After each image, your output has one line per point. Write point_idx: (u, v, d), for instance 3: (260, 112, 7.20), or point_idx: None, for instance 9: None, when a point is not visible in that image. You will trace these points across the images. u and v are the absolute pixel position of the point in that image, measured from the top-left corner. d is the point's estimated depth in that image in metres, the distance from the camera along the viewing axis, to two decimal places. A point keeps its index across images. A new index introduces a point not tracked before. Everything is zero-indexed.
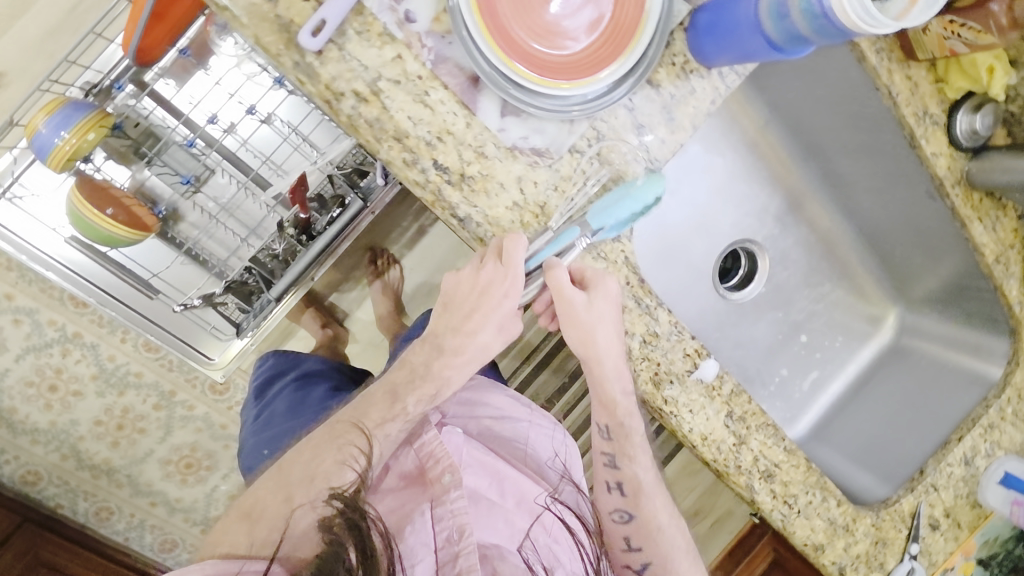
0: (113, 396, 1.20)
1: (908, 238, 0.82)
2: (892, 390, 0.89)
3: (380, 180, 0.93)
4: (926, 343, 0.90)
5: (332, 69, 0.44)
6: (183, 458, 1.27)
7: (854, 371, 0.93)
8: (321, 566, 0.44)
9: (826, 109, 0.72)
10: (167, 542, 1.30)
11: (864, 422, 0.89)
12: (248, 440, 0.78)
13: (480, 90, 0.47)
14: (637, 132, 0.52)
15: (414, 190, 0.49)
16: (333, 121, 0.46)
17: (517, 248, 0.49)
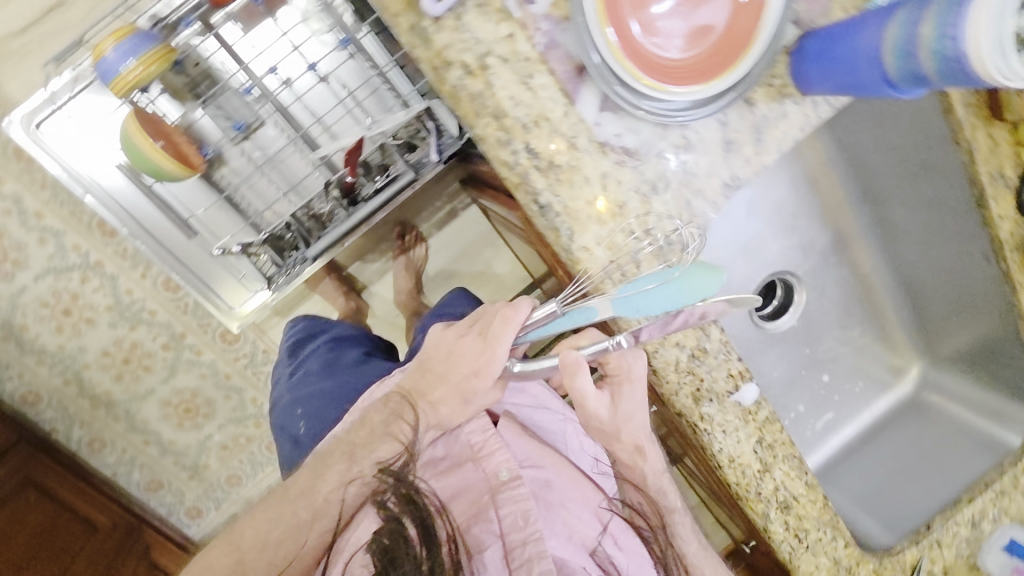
0: (124, 329, 1.19)
1: (948, 297, 0.82)
2: (905, 443, 0.90)
3: (432, 155, 0.91)
4: (948, 401, 0.90)
5: (446, 37, 0.44)
6: (183, 401, 1.26)
7: (869, 419, 0.94)
8: (386, 549, 0.50)
9: (892, 157, 0.74)
10: (153, 483, 1.30)
11: (873, 470, 0.89)
12: (282, 395, 0.80)
13: (584, 80, 0.47)
14: (725, 148, 0.52)
15: (500, 170, 0.49)
16: (436, 89, 0.46)
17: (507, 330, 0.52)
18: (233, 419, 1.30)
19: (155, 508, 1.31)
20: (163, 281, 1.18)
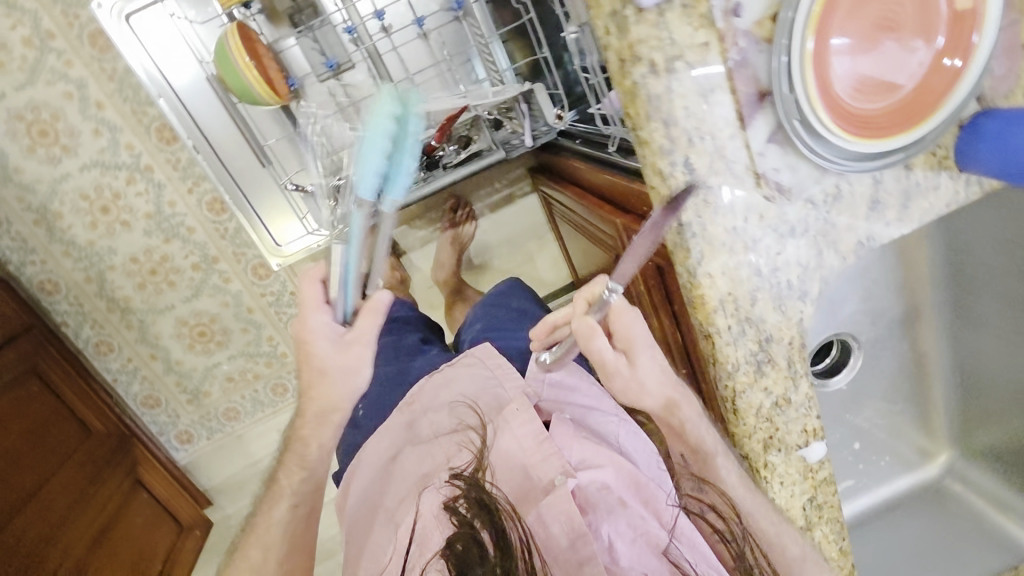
0: (158, 240, 1.15)
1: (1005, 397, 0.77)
2: (921, 526, 0.83)
3: (528, 139, 0.86)
4: (972, 494, 0.83)
5: (643, 31, 0.42)
6: (199, 324, 1.24)
7: (886, 493, 0.84)
8: (463, 556, 0.53)
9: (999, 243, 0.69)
10: (151, 399, 1.27)
11: (886, 552, 0.81)
12: None
13: (763, 107, 0.45)
14: (871, 207, 0.51)
15: (652, 179, 0.47)
16: (616, 83, 0.43)
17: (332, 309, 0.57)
18: (245, 353, 1.28)
19: (148, 423, 1.29)
20: (208, 201, 1.14)
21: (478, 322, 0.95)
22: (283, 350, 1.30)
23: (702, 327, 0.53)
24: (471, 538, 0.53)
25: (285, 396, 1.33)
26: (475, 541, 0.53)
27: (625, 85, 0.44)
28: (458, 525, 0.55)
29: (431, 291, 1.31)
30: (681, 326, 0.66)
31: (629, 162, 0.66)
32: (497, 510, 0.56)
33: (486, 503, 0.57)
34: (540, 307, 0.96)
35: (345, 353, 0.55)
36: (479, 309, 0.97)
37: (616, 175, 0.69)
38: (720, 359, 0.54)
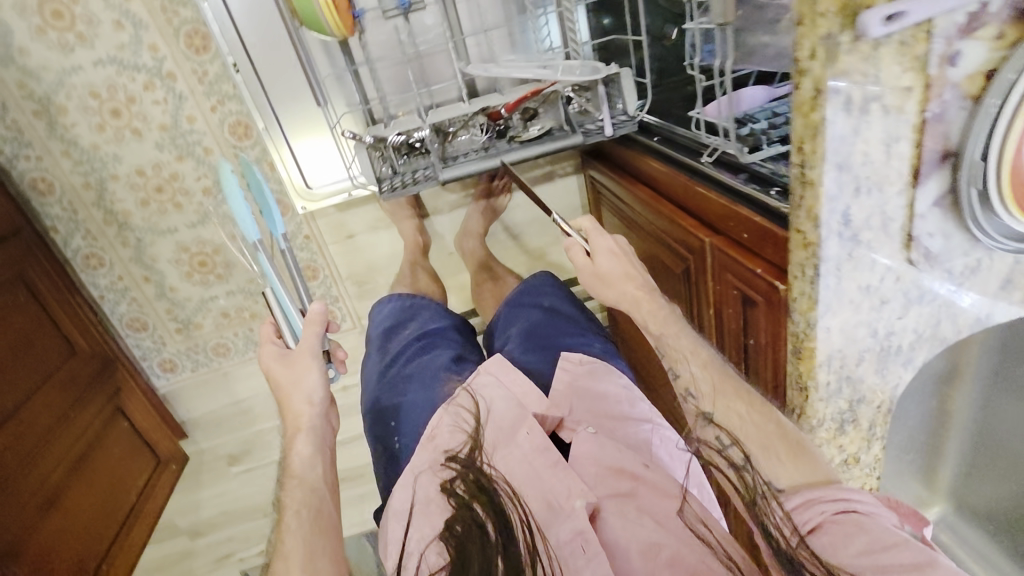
0: (170, 156, 1.05)
1: None
2: None
3: (608, 129, 0.79)
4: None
5: (852, 64, 0.36)
6: (200, 253, 1.15)
7: None
8: (461, 541, 0.53)
9: None
10: (137, 322, 1.19)
11: None
12: (375, 397, 0.78)
13: (942, 168, 0.41)
14: (1003, 287, 0.48)
15: (799, 222, 0.43)
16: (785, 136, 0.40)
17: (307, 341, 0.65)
18: (246, 291, 1.21)
19: (130, 346, 1.21)
20: (231, 124, 1.04)
21: (513, 326, 0.87)
22: None
23: (800, 377, 0.51)
24: (470, 522, 0.54)
25: None
26: (473, 525, 0.53)
27: (809, 117, 0.39)
28: (456, 509, 0.56)
29: (451, 257, 1.24)
30: (751, 360, 0.63)
31: (731, 180, 0.62)
32: (496, 495, 0.56)
33: (483, 488, 0.57)
34: (574, 302, 0.90)
35: (290, 366, 0.62)
36: (508, 310, 0.91)
37: (710, 190, 0.65)
38: (809, 412, 0.53)
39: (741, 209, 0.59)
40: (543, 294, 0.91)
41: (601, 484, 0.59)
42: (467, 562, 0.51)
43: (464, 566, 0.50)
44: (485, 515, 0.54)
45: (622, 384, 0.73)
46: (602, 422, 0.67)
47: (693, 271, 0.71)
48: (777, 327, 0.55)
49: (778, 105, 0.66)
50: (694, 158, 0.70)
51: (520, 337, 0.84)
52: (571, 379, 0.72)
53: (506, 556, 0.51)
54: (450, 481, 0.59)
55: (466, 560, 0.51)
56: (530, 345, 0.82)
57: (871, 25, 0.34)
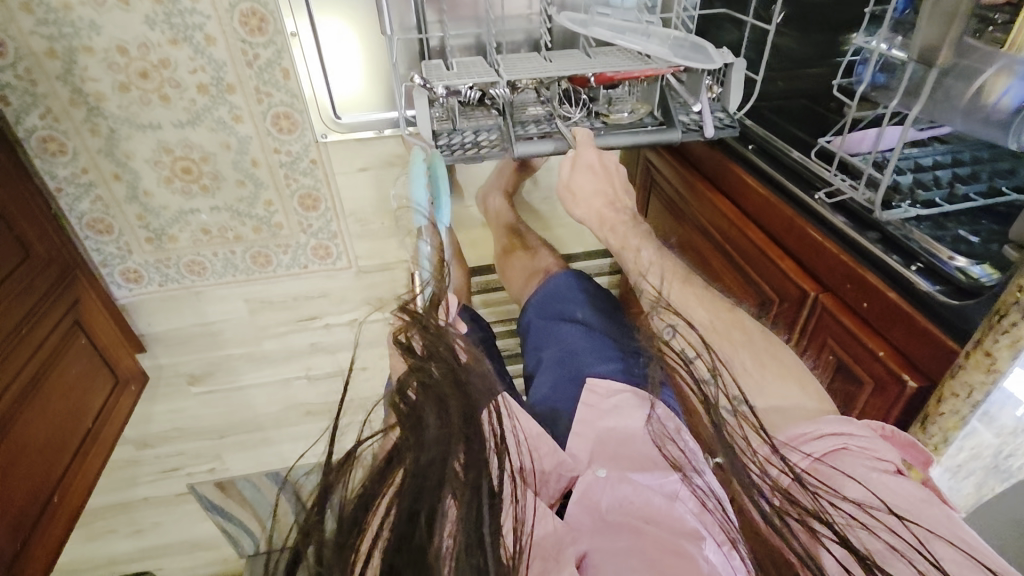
0: (162, 37, 0.86)
1: None
2: None
3: (709, 129, 0.70)
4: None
5: None
6: (184, 159, 0.98)
7: None
8: (411, 416, 0.50)
9: None
10: (100, 224, 1.03)
11: None
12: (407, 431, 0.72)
13: None
14: None
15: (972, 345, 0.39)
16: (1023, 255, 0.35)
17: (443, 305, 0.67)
18: (233, 209, 1.06)
19: (89, 249, 1.06)
20: (243, 12, 0.85)
21: (544, 350, 0.75)
22: (279, 220, 1.09)
23: None
24: (428, 393, 0.51)
25: (265, 268, 1.15)
26: (433, 397, 0.51)
27: None
28: (412, 366, 0.54)
29: (467, 210, 1.13)
30: None
31: (857, 236, 0.55)
32: (458, 369, 0.54)
33: (447, 363, 0.54)
34: (611, 313, 0.76)
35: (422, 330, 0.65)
36: (539, 326, 0.78)
37: (827, 239, 0.58)
38: None
39: (867, 275, 0.53)
40: (575, 302, 0.78)
41: (600, 535, 0.48)
42: (422, 439, 0.48)
43: (421, 440, 0.48)
44: (448, 390, 0.52)
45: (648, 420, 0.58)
46: (620, 470, 0.54)
47: (773, 310, 0.65)
48: (883, 414, 0.51)
49: (920, 155, 0.59)
50: (807, 192, 0.63)
51: (550, 365, 0.72)
52: (593, 419, 0.61)
53: (467, 436, 0.49)
54: (405, 334, 0.57)
55: (425, 438, 0.48)
56: (556, 379, 0.69)
57: None
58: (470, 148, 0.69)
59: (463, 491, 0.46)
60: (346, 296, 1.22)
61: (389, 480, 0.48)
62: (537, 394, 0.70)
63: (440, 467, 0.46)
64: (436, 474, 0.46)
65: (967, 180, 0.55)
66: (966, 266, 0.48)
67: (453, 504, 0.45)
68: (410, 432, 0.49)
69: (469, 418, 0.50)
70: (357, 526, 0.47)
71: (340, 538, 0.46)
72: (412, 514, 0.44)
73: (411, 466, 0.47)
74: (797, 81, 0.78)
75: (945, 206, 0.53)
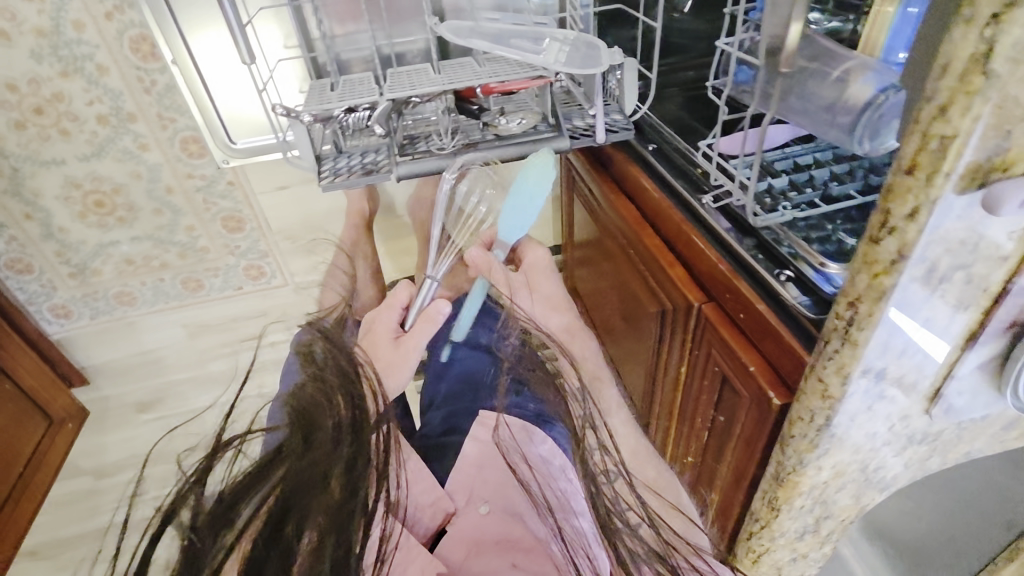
0: (51, 71, 0.83)
1: None
2: None
3: (599, 135, 0.67)
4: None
5: (934, 232, 0.28)
6: (95, 192, 0.96)
7: None
8: (302, 423, 0.49)
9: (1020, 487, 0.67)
10: (19, 263, 1.01)
11: None
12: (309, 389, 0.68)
13: (1002, 337, 0.34)
14: (1003, 426, 0.44)
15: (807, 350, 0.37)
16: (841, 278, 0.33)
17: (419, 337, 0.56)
18: (154, 237, 1.04)
19: (11, 289, 1.04)
20: (132, 38, 0.82)
21: (447, 375, 0.75)
22: (204, 244, 1.07)
23: (775, 500, 0.46)
24: (319, 400, 0.50)
25: (198, 293, 1.13)
26: (324, 404, 0.49)
27: (875, 277, 0.31)
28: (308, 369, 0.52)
29: (398, 222, 1.08)
30: (718, 436, 0.58)
31: (736, 243, 0.54)
32: (355, 379, 0.51)
33: (350, 372, 0.51)
34: None
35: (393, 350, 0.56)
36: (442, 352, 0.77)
37: (710, 248, 0.56)
38: (773, 525, 0.50)
39: (741, 287, 0.51)
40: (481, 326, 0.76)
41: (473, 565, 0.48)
42: (309, 450, 0.47)
43: (307, 450, 0.47)
44: (338, 397, 0.49)
45: (537, 458, 0.56)
46: (500, 504, 0.54)
47: (669, 321, 0.63)
48: (757, 430, 0.50)
49: (796, 152, 0.57)
50: (695, 195, 0.60)
51: (445, 400, 0.71)
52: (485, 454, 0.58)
53: (354, 451, 0.47)
54: (307, 342, 0.55)
55: (312, 450, 0.47)
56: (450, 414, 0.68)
57: (1010, 204, 0.25)
58: (355, 171, 0.65)
59: (332, 512, 0.44)
60: (286, 314, 1.19)
61: (264, 480, 0.46)
62: (427, 427, 0.69)
63: (318, 483, 0.45)
64: (318, 486, 0.45)
65: (843, 179, 0.53)
66: (836, 275, 0.46)
67: (315, 527, 0.43)
68: (302, 435, 0.48)
69: (358, 432, 0.48)
70: (226, 519, 0.45)
71: (216, 513, 0.45)
72: (285, 521, 0.43)
73: (294, 466, 0.46)
74: (705, 69, 0.75)
75: (822, 207, 0.51)
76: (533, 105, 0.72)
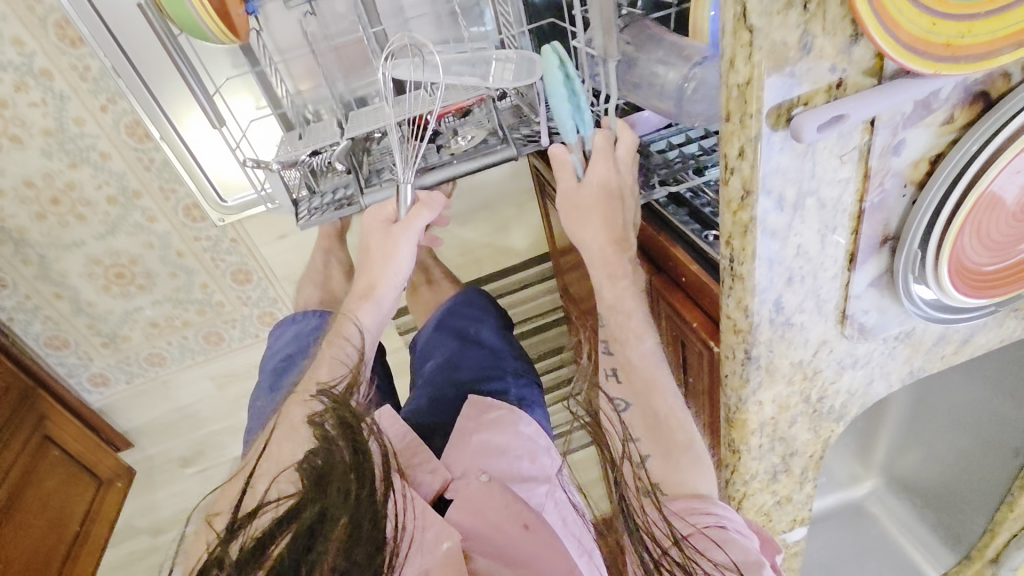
0: (62, 164, 0.94)
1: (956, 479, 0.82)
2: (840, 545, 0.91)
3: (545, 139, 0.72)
4: (887, 515, 0.91)
5: (770, 169, 0.32)
6: (115, 265, 1.06)
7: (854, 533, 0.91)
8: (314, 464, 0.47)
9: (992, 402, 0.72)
10: (56, 339, 1.12)
11: (836, 549, 0.91)
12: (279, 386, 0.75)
13: (880, 252, 0.38)
14: (936, 342, 0.48)
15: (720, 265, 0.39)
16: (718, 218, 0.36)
17: (418, 218, 0.69)
18: (173, 299, 1.13)
19: (53, 365, 1.14)
20: (127, 124, 0.92)
21: (437, 357, 0.76)
22: (218, 299, 1.15)
23: (733, 442, 0.50)
24: (325, 448, 0.48)
25: (219, 346, 1.20)
26: (330, 455, 0.47)
27: (736, 214, 0.35)
28: (320, 441, 0.49)
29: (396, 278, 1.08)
30: (689, 395, 0.60)
31: (668, 213, 0.57)
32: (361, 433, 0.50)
33: (353, 426, 0.51)
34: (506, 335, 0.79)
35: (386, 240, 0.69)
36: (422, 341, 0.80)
37: (649, 224, 0.59)
38: (741, 468, 0.53)
39: (678, 252, 0.54)
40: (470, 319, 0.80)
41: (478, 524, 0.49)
42: (319, 488, 0.45)
43: (318, 497, 0.44)
44: (345, 446, 0.48)
45: (524, 435, 0.62)
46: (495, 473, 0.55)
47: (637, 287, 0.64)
48: (710, 379, 0.53)
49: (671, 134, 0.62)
50: None
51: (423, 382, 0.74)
52: (466, 434, 0.61)
53: (360, 487, 0.46)
54: (320, 414, 0.53)
55: (322, 488, 0.45)
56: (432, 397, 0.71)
57: (810, 128, 0.29)
58: (328, 207, 0.72)
59: (347, 533, 0.43)
60: None
61: (279, 530, 0.43)
62: (410, 406, 0.73)
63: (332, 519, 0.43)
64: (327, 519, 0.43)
65: None
66: None
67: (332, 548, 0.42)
68: (309, 484, 0.46)
69: (361, 469, 0.47)
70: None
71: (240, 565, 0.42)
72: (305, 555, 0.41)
73: (306, 511, 0.44)
74: None
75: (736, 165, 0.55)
76: (482, 122, 0.78)
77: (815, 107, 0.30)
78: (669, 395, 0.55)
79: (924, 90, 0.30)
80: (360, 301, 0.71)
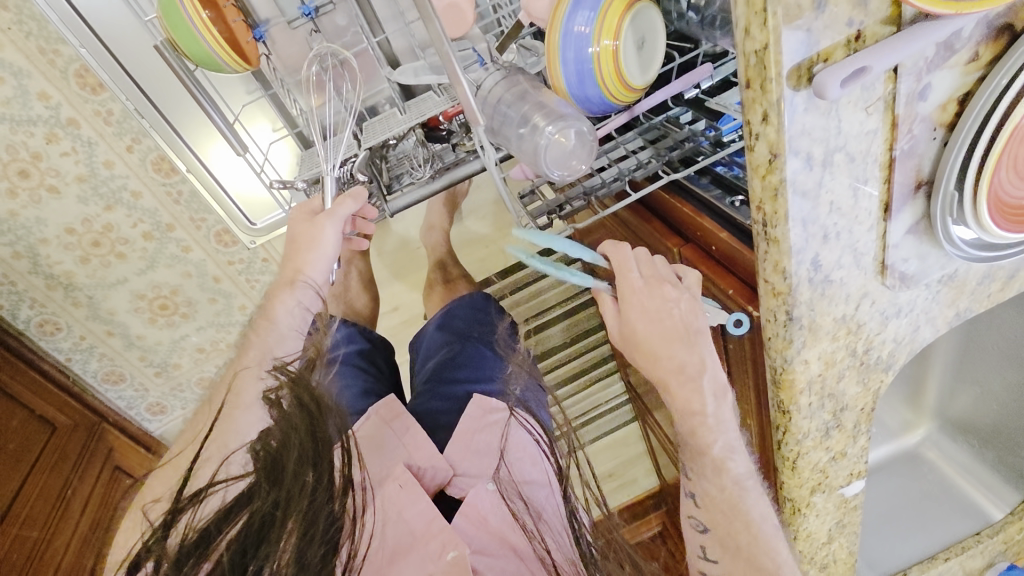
0: (98, 208, 0.98)
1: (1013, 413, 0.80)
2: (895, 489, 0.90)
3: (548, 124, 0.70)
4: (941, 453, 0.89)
5: (795, 129, 0.32)
6: (158, 297, 1.10)
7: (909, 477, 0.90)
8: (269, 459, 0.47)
9: None
10: (112, 374, 1.17)
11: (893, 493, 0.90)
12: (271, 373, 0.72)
13: (915, 198, 0.38)
14: (981, 280, 0.47)
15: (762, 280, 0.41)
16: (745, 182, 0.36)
17: (345, 207, 0.62)
18: (214, 324, 1.17)
19: (112, 399, 1.20)
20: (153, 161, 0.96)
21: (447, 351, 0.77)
22: None
23: (783, 404, 0.50)
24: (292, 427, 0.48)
25: None
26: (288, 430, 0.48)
27: (765, 179, 0.34)
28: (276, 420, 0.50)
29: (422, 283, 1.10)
30: (731, 364, 0.60)
31: (693, 185, 0.57)
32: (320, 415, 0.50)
33: (313, 405, 0.50)
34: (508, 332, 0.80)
35: (309, 226, 0.62)
36: (434, 335, 0.81)
37: (672, 195, 0.59)
38: (793, 429, 0.53)
39: (705, 222, 0.54)
40: (481, 322, 0.80)
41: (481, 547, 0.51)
42: (275, 476, 0.45)
43: (275, 479, 0.45)
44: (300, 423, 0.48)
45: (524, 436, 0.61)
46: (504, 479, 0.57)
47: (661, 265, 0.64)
48: (751, 348, 0.53)
49: (649, 127, 0.63)
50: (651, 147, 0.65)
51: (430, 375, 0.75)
52: (470, 430, 0.62)
53: (316, 475, 0.46)
54: (275, 391, 0.53)
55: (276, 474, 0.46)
56: (439, 382, 0.72)
57: (831, 85, 0.29)
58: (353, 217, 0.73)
59: (302, 515, 0.44)
60: None
61: (232, 517, 0.45)
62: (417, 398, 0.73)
63: (280, 513, 0.44)
64: (278, 510, 0.44)
65: None
66: None
67: (290, 529, 0.43)
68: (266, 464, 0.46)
69: (317, 456, 0.47)
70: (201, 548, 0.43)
71: (182, 555, 0.43)
72: (250, 546, 0.42)
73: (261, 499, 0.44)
74: None
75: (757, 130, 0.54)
76: None
77: (835, 63, 0.30)
78: (754, 529, 0.53)
79: (947, 32, 0.29)
80: (282, 289, 0.62)
